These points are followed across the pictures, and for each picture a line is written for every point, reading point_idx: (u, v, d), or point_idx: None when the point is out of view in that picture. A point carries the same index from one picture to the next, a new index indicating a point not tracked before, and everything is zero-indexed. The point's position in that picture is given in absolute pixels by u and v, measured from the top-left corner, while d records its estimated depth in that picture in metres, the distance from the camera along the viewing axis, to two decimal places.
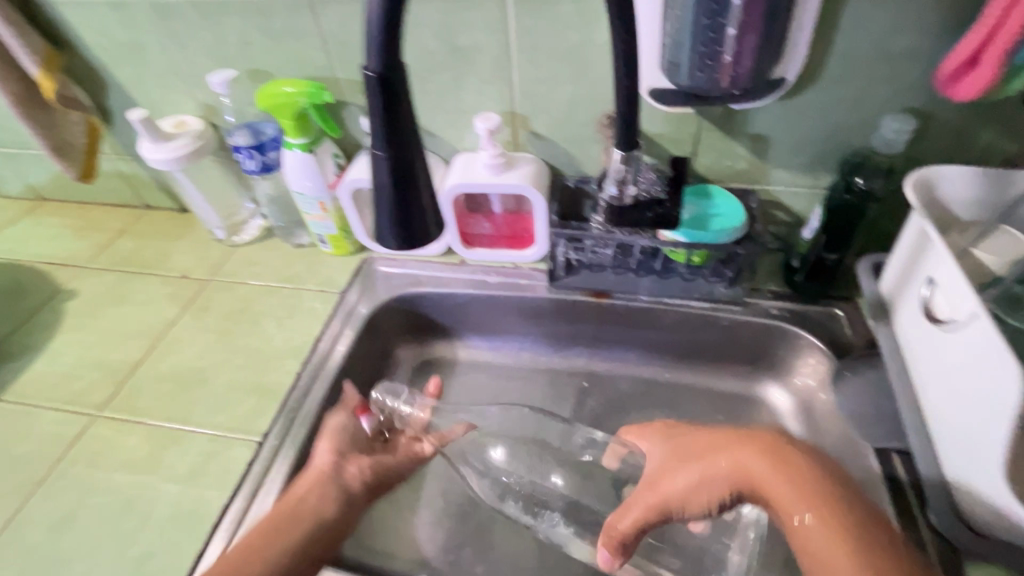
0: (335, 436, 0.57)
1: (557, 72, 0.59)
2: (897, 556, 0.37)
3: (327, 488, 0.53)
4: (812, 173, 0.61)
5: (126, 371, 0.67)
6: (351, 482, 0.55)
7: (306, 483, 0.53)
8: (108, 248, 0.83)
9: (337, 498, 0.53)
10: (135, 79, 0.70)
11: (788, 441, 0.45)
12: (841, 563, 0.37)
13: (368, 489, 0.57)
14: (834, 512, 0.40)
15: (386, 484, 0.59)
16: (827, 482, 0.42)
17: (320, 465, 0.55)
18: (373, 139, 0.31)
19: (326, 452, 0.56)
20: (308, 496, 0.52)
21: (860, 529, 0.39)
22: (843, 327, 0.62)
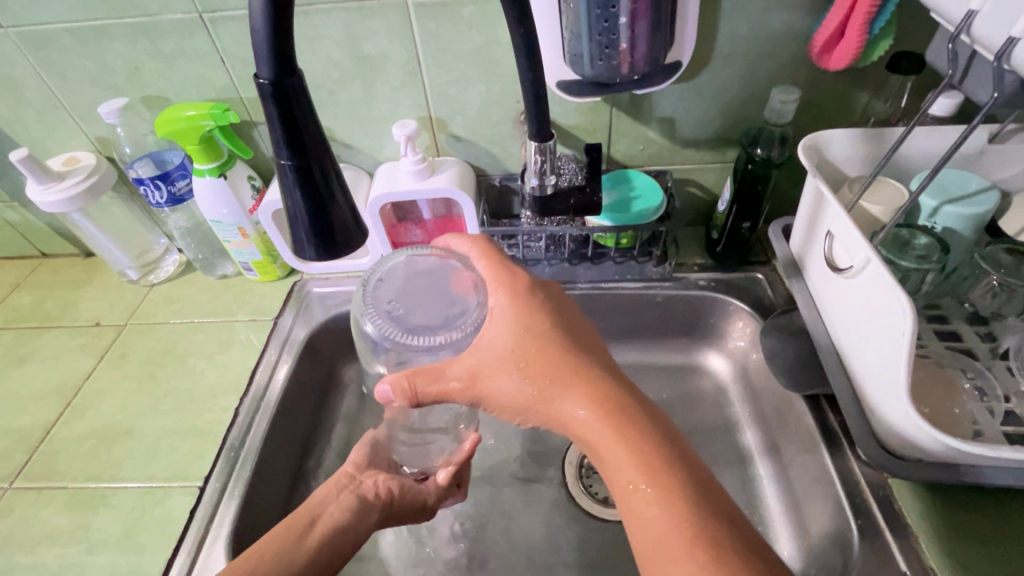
0: (362, 450, 0.57)
1: (468, 74, 0.60)
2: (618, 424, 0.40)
3: (340, 494, 0.51)
4: (717, 149, 0.66)
5: (38, 436, 0.61)
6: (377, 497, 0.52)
7: (332, 499, 0.50)
8: (3, 304, 0.76)
9: (353, 508, 0.50)
10: (11, 116, 0.64)
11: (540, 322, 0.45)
12: (613, 448, 0.39)
13: (390, 508, 0.53)
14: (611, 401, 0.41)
15: (400, 508, 0.54)
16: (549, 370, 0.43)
17: (338, 477, 0.53)
18: (276, 149, 0.30)
19: (348, 463, 0.55)
20: (328, 503, 0.50)
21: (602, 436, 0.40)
22: (765, 289, 0.67)
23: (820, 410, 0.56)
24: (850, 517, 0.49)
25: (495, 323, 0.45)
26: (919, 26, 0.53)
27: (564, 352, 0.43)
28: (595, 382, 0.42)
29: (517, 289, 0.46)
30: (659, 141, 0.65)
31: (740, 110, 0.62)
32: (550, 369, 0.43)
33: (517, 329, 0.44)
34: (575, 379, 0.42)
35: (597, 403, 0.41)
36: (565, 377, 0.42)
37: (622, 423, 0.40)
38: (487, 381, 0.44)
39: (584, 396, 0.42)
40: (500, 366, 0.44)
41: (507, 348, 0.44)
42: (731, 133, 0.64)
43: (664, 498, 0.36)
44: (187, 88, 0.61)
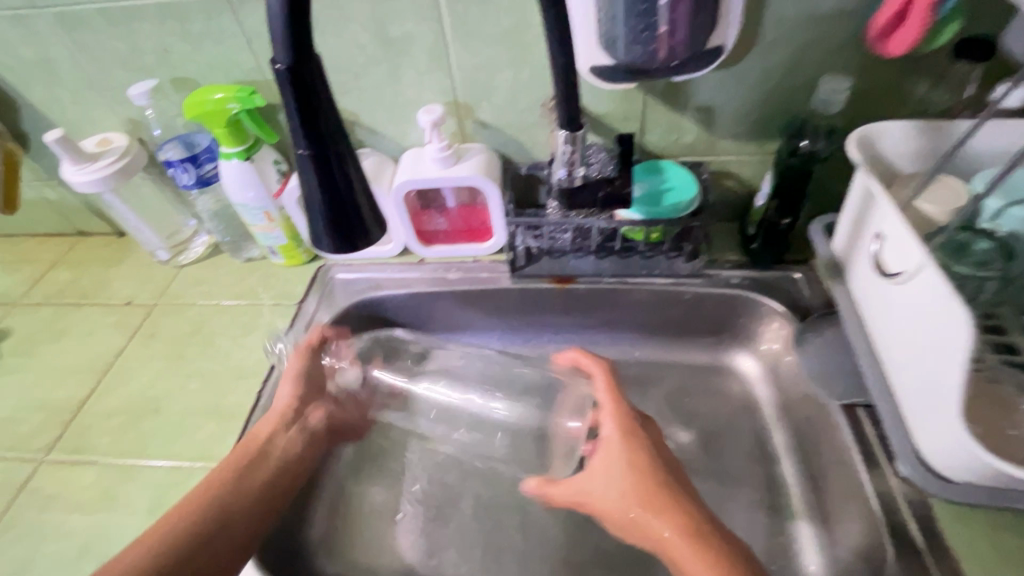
0: (299, 378, 0.61)
1: (497, 58, 0.58)
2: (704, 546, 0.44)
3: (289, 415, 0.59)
4: (757, 141, 0.62)
5: (72, 410, 0.63)
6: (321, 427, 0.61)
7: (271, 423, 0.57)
8: (42, 280, 0.78)
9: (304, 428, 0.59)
10: (48, 97, 0.65)
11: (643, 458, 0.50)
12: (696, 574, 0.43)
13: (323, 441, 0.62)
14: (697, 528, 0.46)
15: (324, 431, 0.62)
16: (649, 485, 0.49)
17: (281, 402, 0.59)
18: (294, 139, 0.29)
19: (288, 394, 0.60)
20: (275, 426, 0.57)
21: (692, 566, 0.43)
22: (802, 290, 0.63)
23: (858, 420, 0.53)
24: (886, 536, 0.47)
25: (602, 475, 0.52)
26: (990, 8, 0.48)
27: (669, 482, 0.49)
28: (685, 511, 0.47)
29: (628, 430, 0.53)
30: (695, 130, 0.62)
31: (784, 99, 0.58)
32: (663, 496, 0.48)
33: (611, 457, 0.52)
34: (670, 513, 0.47)
35: (697, 540, 0.45)
36: (674, 503, 0.47)
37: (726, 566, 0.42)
38: (591, 471, 0.53)
39: (679, 525, 0.46)
40: (613, 478, 0.50)
41: (615, 486, 0.50)
42: (772, 123, 0.60)
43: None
44: (214, 71, 0.61)
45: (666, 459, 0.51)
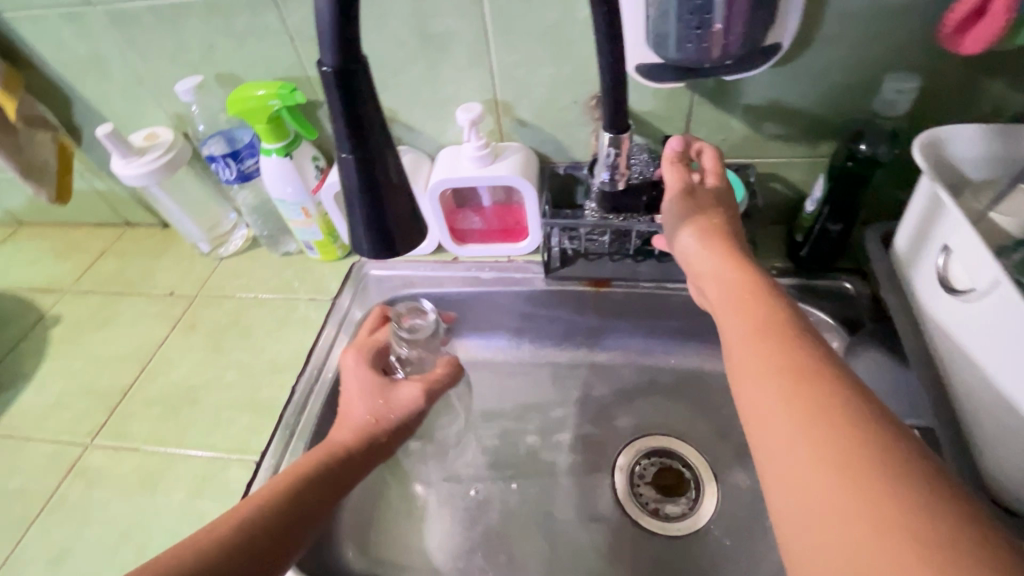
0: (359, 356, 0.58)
1: (538, 55, 0.56)
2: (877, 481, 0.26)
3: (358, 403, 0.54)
4: (809, 143, 0.59)
5: (117, 396, 0.65)
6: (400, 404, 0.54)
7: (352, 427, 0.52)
8: (91, 269, 0.81)
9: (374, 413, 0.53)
10: (99, 92, 0.67)
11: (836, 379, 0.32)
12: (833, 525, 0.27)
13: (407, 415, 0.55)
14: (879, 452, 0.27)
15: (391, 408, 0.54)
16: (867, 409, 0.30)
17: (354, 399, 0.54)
18: (338, 142, 0.28)
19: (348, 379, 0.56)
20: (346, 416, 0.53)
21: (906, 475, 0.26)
22: (853, 300, 0.60)
23: None
24: None
25: (771, 341, 0.36)
26: None
27: (800, 334, 0.36)
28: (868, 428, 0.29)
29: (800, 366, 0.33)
30: (743, 131, 0.59)
31: (841, 99, 0.55)
32: (813, 389, 0.32)
33: (753, 339, 0.37)
34: (830, 422, 0.30)
35: (793, 378, 0.33)
36: (784, 396, 0.32)
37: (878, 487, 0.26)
38: (732, 347, 0.39)
39: (841, 445, 0.28)
40: (759, 358, 0.36)
41: (771, 363, 0.35)
42: (827, 124, 0.57)
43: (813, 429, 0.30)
44: (257, 66, 0.61)
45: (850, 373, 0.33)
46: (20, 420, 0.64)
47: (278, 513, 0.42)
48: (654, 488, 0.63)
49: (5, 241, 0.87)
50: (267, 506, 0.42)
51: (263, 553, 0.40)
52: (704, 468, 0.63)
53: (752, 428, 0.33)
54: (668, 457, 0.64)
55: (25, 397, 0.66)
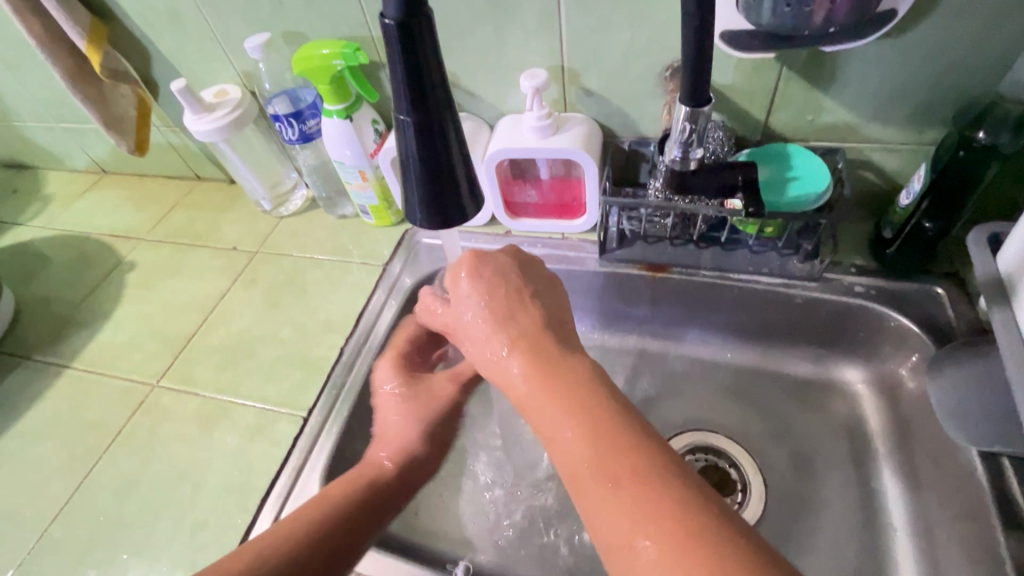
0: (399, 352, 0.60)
1: (613, 19, 0.52)
2: (680, 514, 0.31)
3: (410, 406, 0.57)
4: (913, 127, 0.53)
5: (182, 342, 0.69)
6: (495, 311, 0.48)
7: (367, 467, 0.51)
8: (163, 220, 0.85)
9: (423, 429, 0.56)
10: (175, 47, 0.69)
11: (641, 451, 0.35)
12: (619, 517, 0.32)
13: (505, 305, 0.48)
14: (672, 524, 0.30)
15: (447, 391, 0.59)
16: (656, 466, 0.34)
17: (388, 417, 0.56)
18: (397, 101, 0.27)
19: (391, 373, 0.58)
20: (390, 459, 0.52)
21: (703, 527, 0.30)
22: (943, 308, 0.54)
23: (998, 471, 0.46)
24: None
25: (575, 439, 0.37)
26: None
27: (623, 446, 0.35)
28: (672, 503, 0.31)
29: (588, 418, 0.38)
30: (835, 111, 0.53)
31: (959, 79, 0.48)
32: (621, 462, 0.34)
33: (553, 403, 0.40)
34: (628, 495, 0.33)
35: (597, 447, 0.36)
36: (609, 498, 0.33)
37: (693, 544, 0.29)
38: (535, 421, 0.41)
39: (650, 528, 0.31)
40: (583, 473, 0.35)
41: (582, 453, 0.36)
42: (939, 107, 0.51)
43: (608, 460, 0.35)
44: (323, 25, 0.61)
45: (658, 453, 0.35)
46: (97, 356, 0.69)
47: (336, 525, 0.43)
48: None
49: (89, 189, 0.93)
50: (295, 537, 0.40)
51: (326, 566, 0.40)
52: (753, 470, 0.60)
53: (587, 511, 0.34)
54: (715, 454, 0.61)
55: (102, 335, 0.72)
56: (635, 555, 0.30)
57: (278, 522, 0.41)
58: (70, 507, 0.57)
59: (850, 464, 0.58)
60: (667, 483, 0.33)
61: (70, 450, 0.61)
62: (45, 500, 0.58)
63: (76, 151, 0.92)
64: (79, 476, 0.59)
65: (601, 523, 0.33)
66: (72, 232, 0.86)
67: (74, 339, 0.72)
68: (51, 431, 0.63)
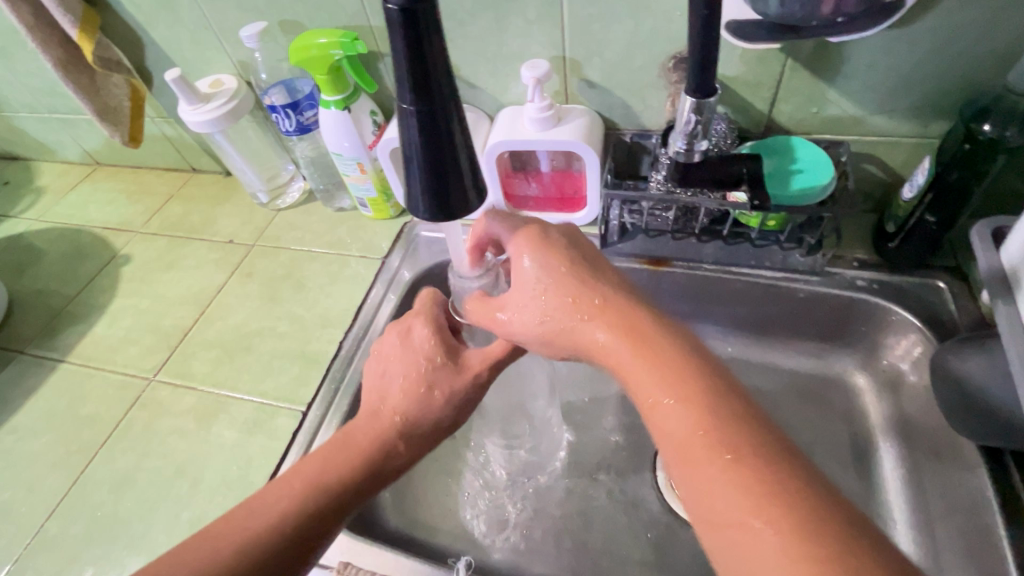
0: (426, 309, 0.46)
1: (616, 9, 0.52)
2: (797, 500, 0.26)
3: (416, 400, 0.43)
4: (917, 120, 0.52)
5: (178, 336, 0.68)
6: (555, 275, 0.39)
7: (372, 421, 0.43)
8: (158, 212, 0.84)
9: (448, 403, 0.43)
10: (169, 35, 0.68)
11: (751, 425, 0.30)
12: (723, 492, 0.28)
13: (568, 272, 0.39)
14: (787, 505, 0.26)
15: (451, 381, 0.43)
16: (765, 443, 0.29)
17: (405, 383, 0.43)
18: (400, 90, 0.26)
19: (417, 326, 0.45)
20: (398, 417, 0.43)
21: (826, 513, 0.26)
22: (945, 302, 0.54)
23: (999, 465, 0.46)
24: None
25: (676, 408, 0.31)
26: None
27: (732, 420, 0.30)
28: (781, 491, 0.27)
29: (689, 391, 0.32)
30: (840, 103, 0.53)
31: (966, 70, 0.48)
32: (727, 436, 0.29)
33: (641, 366, 0.34)
34: (741, 476, 0.28)
35: (702, 418, 0.30)
36: (714, 474, 0.28)
37: (814, 538, 0.25)
38: (630, 385, 0.34)
39: (770, 511, 0.26)
40: (686, 450, 0.30)
41: (685, 423, 0.31)
42: (945, 98, 0.50)
43: (709, 433, 0.30)
44: (320, 13, 0.60)
45: (769, 427, 0.30)
46: (91, 351, 0.68)
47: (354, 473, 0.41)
48: None
49: (82, 181, 0.92)
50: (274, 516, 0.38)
51: (292, 543, 0.37)
52: None
53: (689, 490, 0.29)
54: None
55: (97, 328, 0.71)
56: (751, 542, 0.26)
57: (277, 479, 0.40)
58: (66, 503, 0.57)
59: (851, 458, 0.58)
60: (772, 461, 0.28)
61: (67, 445, 0.61)
62: (41, 495, 0.58)
63: (69, 143, 0.91)
64: (75, 471, 0.59)
65: (701, 501, 0.28)
66: (65, 225, 0.85)
67: (69, 333, 0.71)
68: (46, 426, 0.62)
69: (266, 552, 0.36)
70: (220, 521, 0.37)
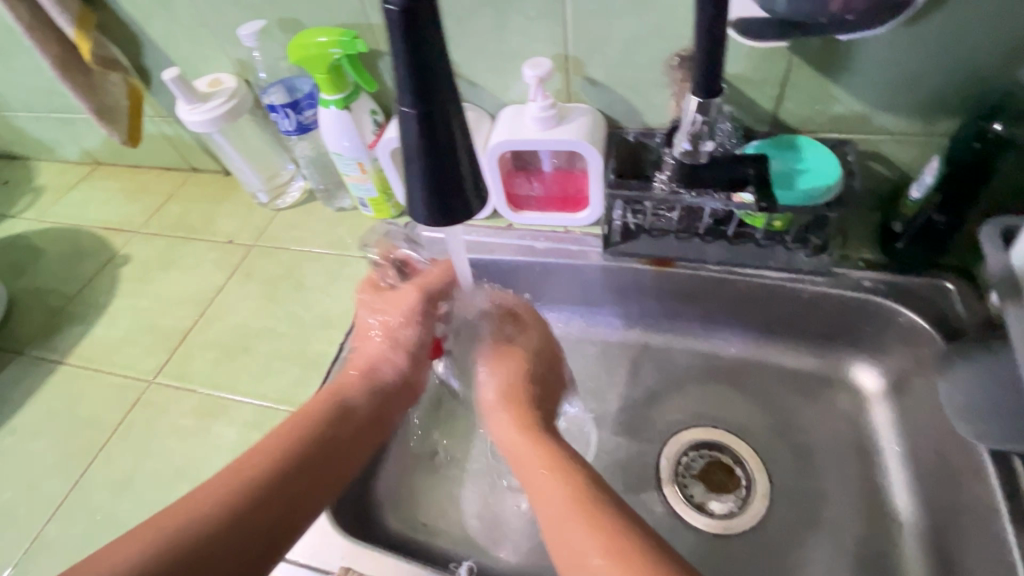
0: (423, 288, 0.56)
1: (619, 6, 0.51)
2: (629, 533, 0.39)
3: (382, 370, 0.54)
4: (925, 119, 0.51)
5: (177, 338, 0.67)
6: (502, 379, 0.54)
7: (323, 398, 0.50)
8: (157, 212, 0.83)
9: (399, 375, 0.55)
10: (167, 33, 0.67)
11: (600, 486, 0.43)
12: (578, 538, 0.39)
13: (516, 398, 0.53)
14: (624, 546, 0.37)
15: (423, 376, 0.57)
16: (597, 492, 0.42)
17: (374, 351, 0.55)
18: (400, 92, 0.26)
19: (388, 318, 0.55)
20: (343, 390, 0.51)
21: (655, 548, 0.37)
22: (953, 303, 0.54)
23: (1008, 468, 0.45)
24: None
25: (551, 485, 0.44)
26: None
27: (588, 495, 0.42)
28: (618, 530, 0.39)
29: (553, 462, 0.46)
30: (847, 101, 0.52)
31: (976, 68, 0.47)
32: (580, 507, 0.41)
33: (533, 460, 0.47)
34: (592, 526, 0.40)
35: (568, 495, 0.43)
36: (574, 533, 0.40)
37: (635, 557, 0.37)
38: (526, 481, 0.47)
39: (608, 549, 0.38)
40: (562, 519, 0.41)
41: (562, 494, 0.43)
42: (954, 97, 0.49)
43: (569, 500, 0.42)
44: (320, 11, 0.59)
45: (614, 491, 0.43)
46: (90, 352, 0.68)
47: (313, 426, 0.47)
48: (702, 482, 0.59)
49: (81, 180, 0.91)
50: (237, 488, 0.40)
51: (251, 514, 0.40)
52: (758, 467, 0.59)
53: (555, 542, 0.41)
54: (718, 450, 0.60)
55: (96, 329, 0.70)
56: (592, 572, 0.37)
57: (234, 466, 0.42)
58: (65, 506, 0.56)
59: (855, 459, 0.57)
60: (602, 507, 0.41)
61: (66, 448, 0.60)
62: (40, 498, 0.57)
63: (67, 142, 0.91)
64: (74, 474, 0.58)
65: (568, 550, 0.40)
66: (64, 225, 0.85)
67: (68, 334, 0.70)
68: (46, 428, 0.62)
69: (222, 526, 0.38)
70: (167, 511, 0.38)
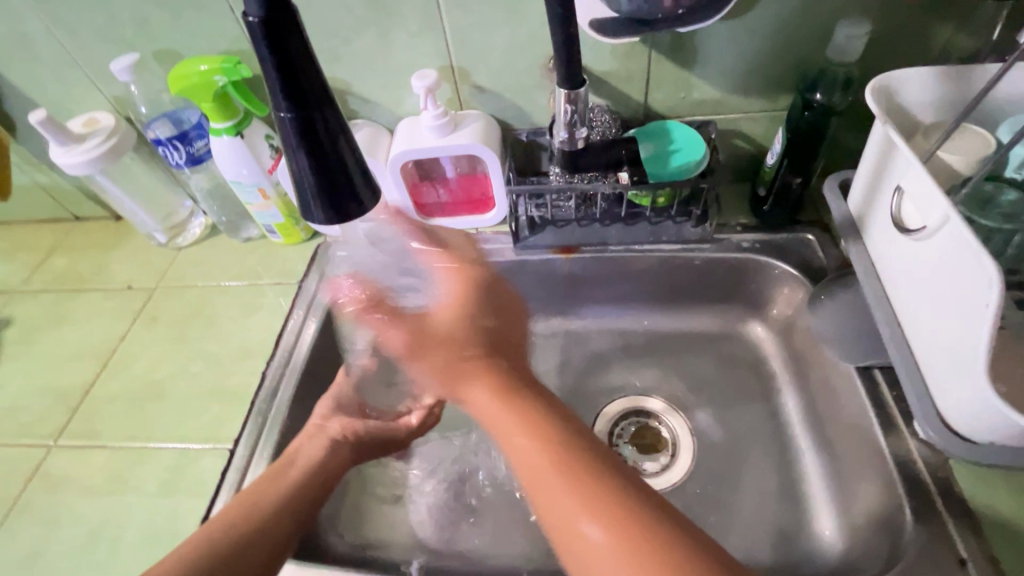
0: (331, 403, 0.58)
1: (492, 17, 0.55)
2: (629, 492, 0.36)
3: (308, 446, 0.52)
4: (767, 96, 0.59)
5: (77, 395, 0.63)
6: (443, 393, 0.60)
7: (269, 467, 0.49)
8: (40, 267, 0.77)
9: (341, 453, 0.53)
10: (29, 76, 0.63)
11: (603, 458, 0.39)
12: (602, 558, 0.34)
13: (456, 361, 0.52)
14: (619, 512, 0.35)
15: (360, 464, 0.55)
16: (579, 447, 0.40)
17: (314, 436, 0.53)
18: (274, 98, 0.28)
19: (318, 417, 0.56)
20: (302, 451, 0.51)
21: (652, 511, 0.35)
22: (815, 252, 0.62)
23: (873, 381, 0.53)
24: (902, 498, 0.46)
25: (532, 447, 0.41)
26: None
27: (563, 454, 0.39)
28: (601, 495, 0.36)
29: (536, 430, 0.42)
30: (702, 86, 0.59)
31: (796, 49, 0.55)
32: (569, 483, 0.37)
33: (510, 424, 0.44)
34: (575, 486, 0.37)
35: (560, 467, 0.39)
36: (562, 486, 0.38)
37: (630, 518, 0.34)
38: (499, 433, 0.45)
39: (597, 507, 0.36)
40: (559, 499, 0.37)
41: (536, 459, 0.40)
42: (786, 75, 0.57)
43: (580, 487, 0.37)
44: (198, 40, 0.58)
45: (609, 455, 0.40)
46: None
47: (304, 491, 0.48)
48: (634, 445, 0.64)
49: None
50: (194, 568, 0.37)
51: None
52: (679, 422, 0.64)
53: (541, 504, 0.38)
54: (643, 415, 0.66)
55: None
56: (585, 539, 0.35)
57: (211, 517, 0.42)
58: None
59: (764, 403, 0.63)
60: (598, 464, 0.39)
61: None
62: None
63: None
64: None
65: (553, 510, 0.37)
66: None
67: None
68: None
69: None
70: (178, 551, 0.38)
